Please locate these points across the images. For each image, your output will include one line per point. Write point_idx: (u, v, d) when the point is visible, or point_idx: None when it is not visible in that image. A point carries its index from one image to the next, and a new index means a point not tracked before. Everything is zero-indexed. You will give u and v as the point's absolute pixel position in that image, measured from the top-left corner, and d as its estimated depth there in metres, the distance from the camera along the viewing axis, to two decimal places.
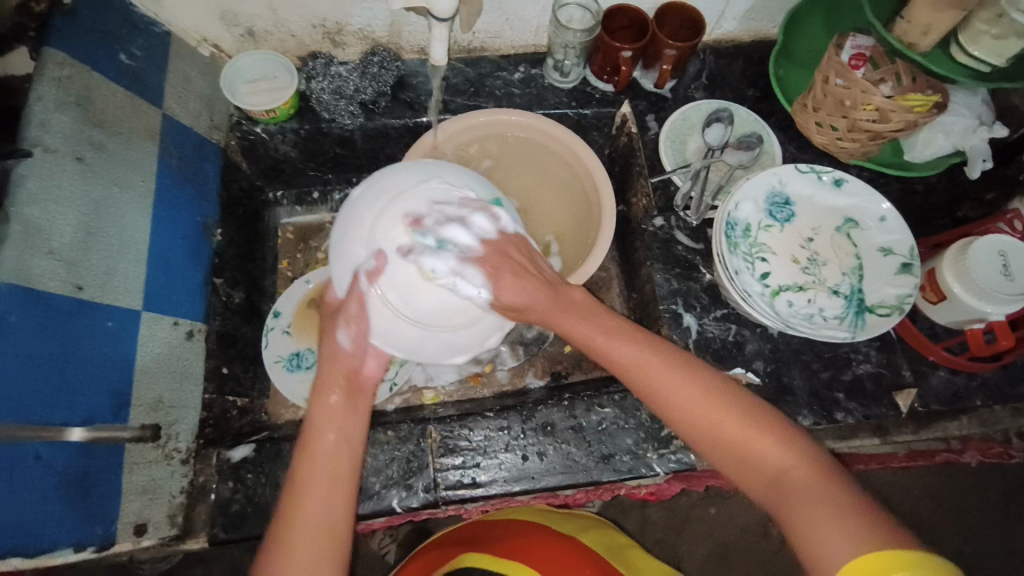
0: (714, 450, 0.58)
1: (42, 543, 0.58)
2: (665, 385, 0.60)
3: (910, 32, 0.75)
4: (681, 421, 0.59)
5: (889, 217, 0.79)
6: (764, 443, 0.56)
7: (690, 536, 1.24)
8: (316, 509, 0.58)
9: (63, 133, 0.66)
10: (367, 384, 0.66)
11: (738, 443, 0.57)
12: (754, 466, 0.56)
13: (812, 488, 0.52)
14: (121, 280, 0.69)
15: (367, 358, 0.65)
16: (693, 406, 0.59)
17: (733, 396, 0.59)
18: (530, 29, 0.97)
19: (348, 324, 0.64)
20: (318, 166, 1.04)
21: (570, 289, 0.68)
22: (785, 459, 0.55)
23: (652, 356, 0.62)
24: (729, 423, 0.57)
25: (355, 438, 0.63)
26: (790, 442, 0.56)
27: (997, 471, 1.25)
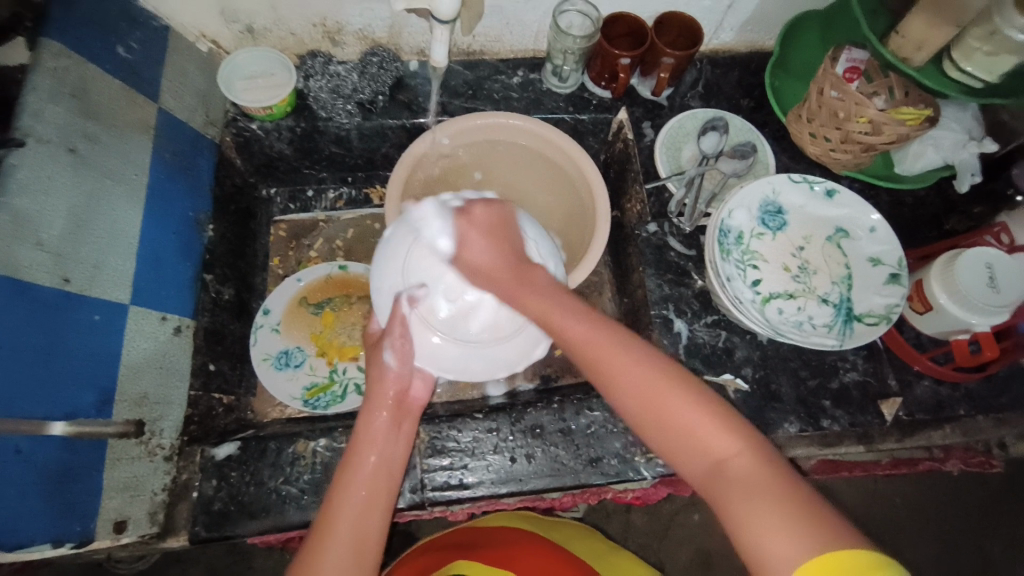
0: (661, 433, 0.56)
1: (18, 539, 0.57)
2: (614, 363, 0.58)
3: (904, 46, 0.76)
4: (633, 403, 0.57)
5: (878, 228, 0.80)
6: (711, 431, 0.54)
7: (676, 543, 1.24)
8: (352, 521, 0.62)
9: (56, 123, 0.66)
10: (414, 405, 0.70)
11: (686, 428, 0.55)
12: (699, 453, 0.54)
13: (755, 480, 0.51)
14: (110, 273, 0.68)
15: (415, 378, 0.70)
16: (648, 385, 0.57)
17: (684, 379, 0.57)
18: (530, 34, 0.98)
19: (392, 345, 0.68)
20: (313, 164, 1.04)
21: (533, 270, 0.65)
22: (731, 447, 0.53)
23: (608, 335, 0.60)
24: (674, 404, 0.56)
25: (395, 460, 0.67)
26: (738, 431, 0.54)
27: (979, 482, 1.26)
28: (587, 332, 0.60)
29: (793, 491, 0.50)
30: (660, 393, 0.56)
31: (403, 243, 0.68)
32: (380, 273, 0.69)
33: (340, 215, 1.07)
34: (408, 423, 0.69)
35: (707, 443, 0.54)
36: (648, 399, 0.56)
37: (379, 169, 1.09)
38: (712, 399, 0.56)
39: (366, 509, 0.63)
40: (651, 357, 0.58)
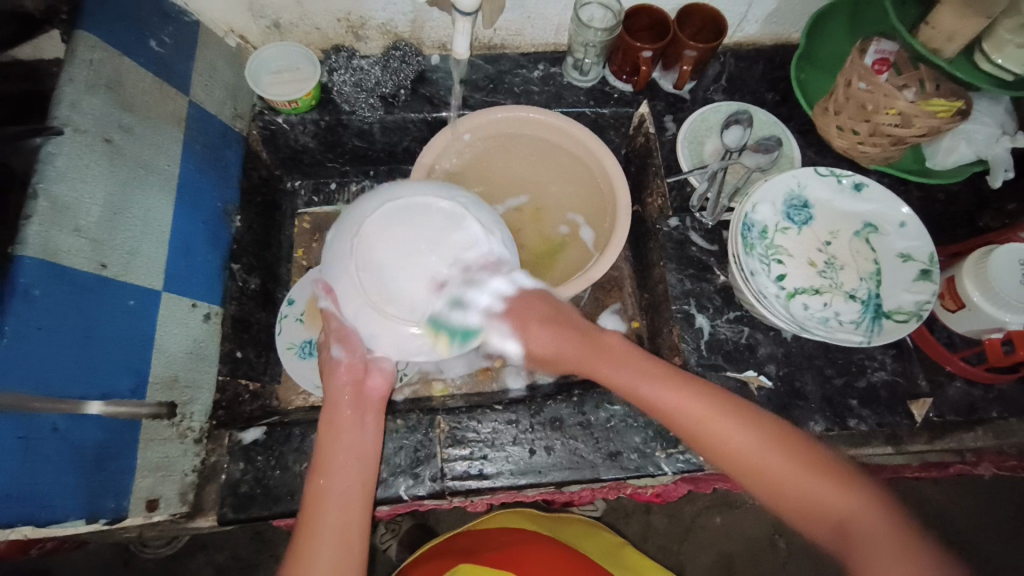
0: (780, 502, 0.57)
1: (52, 514, 0.58)
2: (715, 429, 0.60)
3: (934, 37, 0.74)
4: (744, 471, 0.59)
5: (909, 223, 0.78)
6: (830, 493, 0.56)
7: (695, 544, 1.23)
8: (334, 517, 0.61)
9: (93, 114, 0.68)
10: (376, 397, 0.69)
11: (802, 491, 0.56)
12: (823, 515, 0.55)
13: (886, 537, 0.52)
14: (143, 260, 0.70)
15: (372, 370, 0.69)
16: (752, 451, 0.59)
17: (791, 442, 0.59)
18: (551, 27, 0.98)
19: (337, 339, 0.69)
20: (336, 158, 1.06)
21: (607, 337, 0.68)
22: (850, 506, 0.55)
23: (701, 397, 0.62)
24: (786, 471, 0.57)
25: (367, 456, 0.66)
26: (851, 487, 0.56)
27: (1008, 487, 1.22)
28: (676, 393, 0.62)
29: (912, 544, 0.51)
30: (767, 457, 0.58)
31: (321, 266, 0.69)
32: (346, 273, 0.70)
33: None
34: (373, 413, 0.68)
35: (829, 506, 0.55)
36: (758, 464, 0.58)
37: (400, 163, 1.10)
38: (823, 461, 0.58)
39: (342, 509, 0.62)
40: (752, 417, 0.61)
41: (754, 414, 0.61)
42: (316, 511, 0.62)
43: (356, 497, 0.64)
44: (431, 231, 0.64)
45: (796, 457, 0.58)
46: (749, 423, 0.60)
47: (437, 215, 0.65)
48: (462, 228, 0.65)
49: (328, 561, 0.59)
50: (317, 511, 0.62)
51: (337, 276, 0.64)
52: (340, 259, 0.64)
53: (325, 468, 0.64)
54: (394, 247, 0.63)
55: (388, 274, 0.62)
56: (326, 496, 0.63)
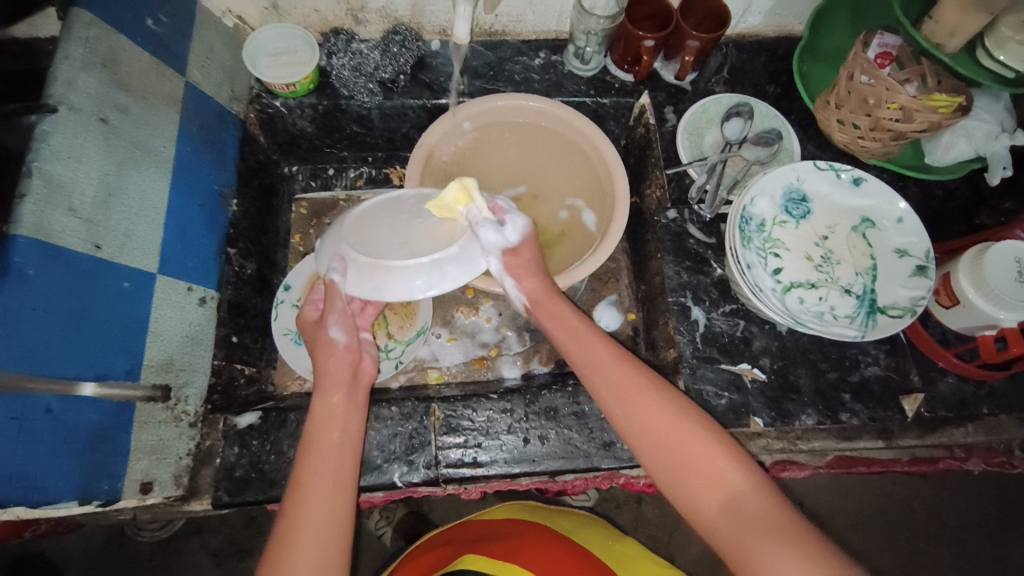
0: (675, 473, 0.60)
1: (44, 495, 0.58)
2: (633, 395, 0.65)
3: (937, 32, 0.74)
4: (647, 441, 0.62)
5: (906, 219, 0.78)
6: (728, 470, 0.59)
7: (685, 535, 1.24)
8: (319, 503, 0.61)
9: (88, 93, 0.67)
10: (367, 380, 0.71)
11: (703, 465, 0.59)
12: (714, 490, 0.58)
13: (766, 518, 0.55)
14: (139, 242, 0.70)
15: (363, 354, 0.73)
16: (660, 423, 0.62)
17: (704, 423, 0.62)
18: (553, 14, 0.97)
19: (337, 318, 0.70)
20: (334, 143, 1.05)
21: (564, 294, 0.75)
22: (742, 485, 0.57)
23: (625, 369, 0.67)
24: (690, 443, 0.61)
25: (353, 439, 0.66)
26: (749, 470, 0.59)
27: (995, 483, 1.24)
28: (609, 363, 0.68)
29: (799, 526, 0.54)
30: (676, 428, 0.62)
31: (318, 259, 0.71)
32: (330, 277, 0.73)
33: (360, 194, 1.08)
34: (363, 395, 0.70)
35: (723, 481, 0.58)
36: (663, 434, 0.62)
37: (399, 150, 1.10)
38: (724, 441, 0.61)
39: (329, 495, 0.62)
40: (669, 396, 0.65)
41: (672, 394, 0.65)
42: (304, 491, 0.61)
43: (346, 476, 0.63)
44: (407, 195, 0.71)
45: (701, 432, 0.61)
46: (666, 401, 0.64)
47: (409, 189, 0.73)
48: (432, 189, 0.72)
49: (315, 536, 0.59)
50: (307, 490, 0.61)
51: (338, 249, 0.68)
52: (333, 244, 0.69)
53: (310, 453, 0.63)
54: (380, 216, 0.69)
55: (380, 235, 0.67)
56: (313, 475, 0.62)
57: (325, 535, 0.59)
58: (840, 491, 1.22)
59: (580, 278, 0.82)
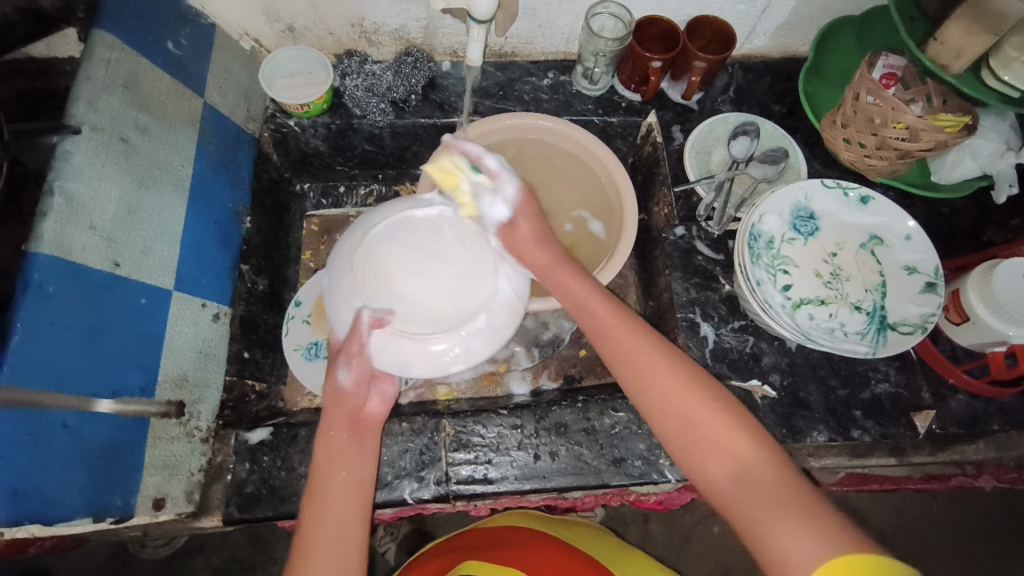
0: (689, 445, 0.61)
1: (58, 513, 0.58)
2: (648, 364, 0.65)
3: (942, 53, 0.75)
4: (661, 410, 0.63)
5: (914, 236, 0.78)
6: (743, 442, 0.59)
7: (693, 553, 1.23)
8: (332, 535, 0.63)
9: (109, 113, 0.69)
10: (372, 421, 0.71)
11: (718, 437, 0.60)
12: (728, 461, 0.59)
13: (778, 492, 0.55)
14: (156, 259, 0.71)
15: (371, 395, 0.71)
16: (675, 392, 0.62)
17: (719, 394, 0.63)
18: (562, 36, 0.99)
19: (348, 364, 0.68)
20: (346, 161, 1.07)
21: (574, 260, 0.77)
22: (756, 457, 0.58)
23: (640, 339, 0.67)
24: (701, 414, 0.61)
25: (365, 474, 0.67)
26: (763, 445, 0.59)
27: (1008, 503, 1.22)
28: (624, 329, 0.68)
29: (812, 500, 0.54)
30: (691, 399, 0.62)
31: (335, 292, 0.69)
32: (334, 301, 0.70)
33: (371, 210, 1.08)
34: (369, 438, 0.69)
35: (737, 453, 0.59)
36: (679, 405, 0.62)
37: (409, 168, 1.11)
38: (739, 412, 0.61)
39: (342, 528, 0.63)
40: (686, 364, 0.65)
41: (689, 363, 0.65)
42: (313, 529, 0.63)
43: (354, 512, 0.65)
44: (430, 246, 0.69)
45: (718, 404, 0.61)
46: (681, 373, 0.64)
47: (431, 233, 0.70)
48: (457, 236, 0.70)
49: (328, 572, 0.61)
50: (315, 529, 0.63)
51: (365, 300, 0.67)
52: (347, 297, 0.68)
53: (321, 490, 0.65)
54: (400, 270, 0.68)
55: (399, 296, 0.67)
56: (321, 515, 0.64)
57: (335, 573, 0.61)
58: (849, 509, 1.21)
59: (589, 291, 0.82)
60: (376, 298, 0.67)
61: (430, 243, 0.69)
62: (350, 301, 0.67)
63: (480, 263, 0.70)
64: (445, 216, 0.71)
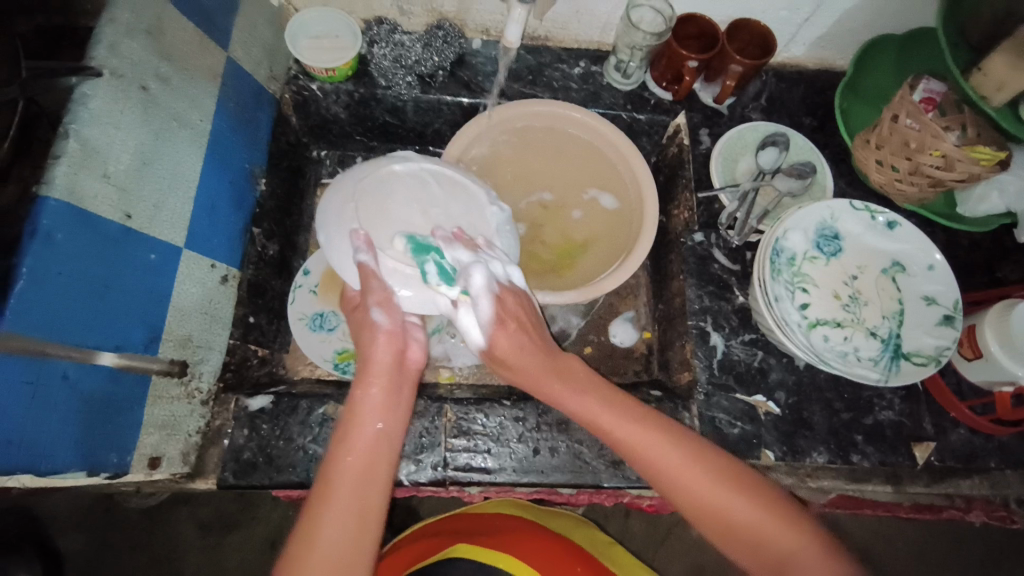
0: (739, 545, 0.58)
1: (52, 466, 0.56)
2: (669, 467, 0.61)
3: (984, 84, 0.74)
4: (686, 503, 0.60)
5: (937, 267, 0.78)
6: (798, 543, 0.56)
7: (670, 552, 1.24)
8: (336, 526, 0.57)
9: (132, 59, 0.65)
10: (411, 365, 0.69)
11: (750, 528, 0.57)
12: (763, 549, 0.56)
13: (821, 575, 0.53)
14: (168, 214, 0.69)
15: (410, 340, 0.70)
16: (698, 486, 0.60)
17: (762, 490, 0.60)
18: (598, 25, 0.96)
19: (380, 304, 0.67)
20: (365, 131, 1.05)
21: (569, 360, 0.70)
22: (792, 540, 0.56)
23: (668, 441, 0.62)
24: (741, 508, 0.58)
25: (393, 451, 0.64)
26: (815, 539, 0.56)
27: (979, 531, 1.24)
28: (638, 433, 0.63)
29: None
30: (727, 496, 0.59)
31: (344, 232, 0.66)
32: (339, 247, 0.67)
33: None
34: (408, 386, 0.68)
35: (790, 555, 0.55)
36: (714, 504, 0.59)
37: (429, 144, 1.09)
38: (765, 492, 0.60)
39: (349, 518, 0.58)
40: (721, 463, 0.61)
41: (724, 459, 0.62)
42: (329, 490, 0.59)
43: (374, 484, 0.61)
44: (419, 196, 0.68)
45: (759, 497, 0.59)
46: (711, 469, 0.60)
47: (417, 183, 0.69)
48: (443, 187, 0.70)
49: (336, 544, 0.56)
50: (334, 490, 0.59)
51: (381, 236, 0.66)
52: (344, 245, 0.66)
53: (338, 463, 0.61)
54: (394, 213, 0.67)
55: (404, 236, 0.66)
56: (339, 479, 0.60)
57: (348, 545, 0.56)
58: (827, 524, 1.22)
59: (607, 289, 0.82)
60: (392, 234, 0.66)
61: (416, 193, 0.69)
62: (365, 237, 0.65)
63: (473, 199, 0.71)
64: (426, 170, 0.70)
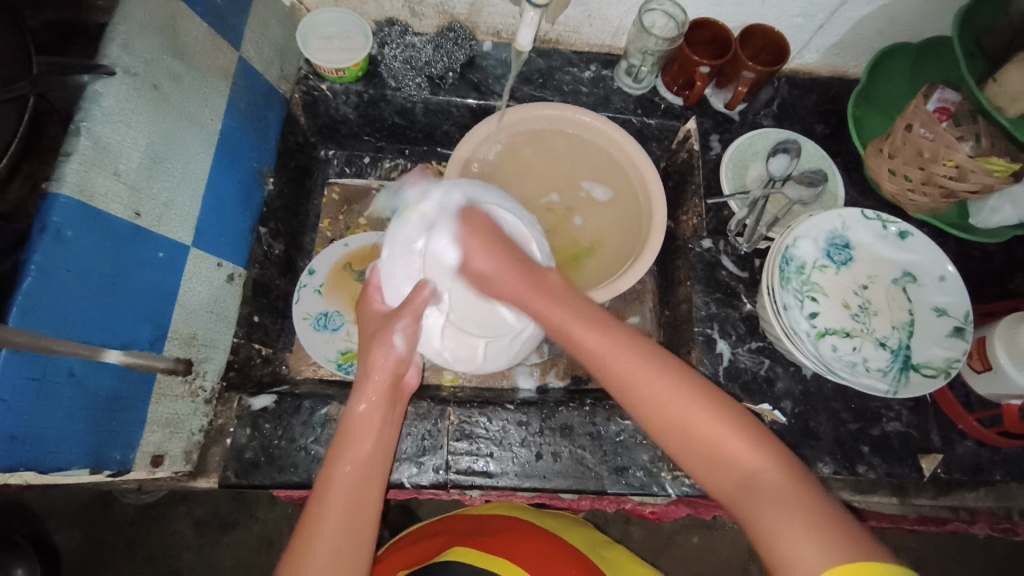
0: (688, 452, 0.56)
1: (57, 462, 0.56)
2: (629, 370, 0.59)
3: (998, 95, 0.72)
4: (645, 408, 0.58)
5: (949, 278, 0.77)
6: (745, 449, 0.54)
7: (669, 560, 1.23)
8: (337, 523, 0.59)
9: (143, 57, 0.65)
10: (406, 391, 0.70)
11: (701, 433, 0.55)
12: (729, 467, 0.54)
13: (783, 496, 0.50)
14: (177, 212, 0.69)
15: (410, 367, 0.70)
16: (668, 401, 0.57)
17: (714, 398, 0.57)
18: (610, 29, 0.96)
19: (404, 329, 0.67)
20: (373, 132, 1.05)
21: (544, 270, 0.68)
22: (760, 461, 0.53)
23: (623, 347, 0.60)
24: (689, 413, 0.56)
25: (385, 454, 0.65)
26: (763, 445, 0.54)
27: (983, 545, 1.23)
28: (609, 346, 0.61)
29: (812, 499, 0.49)
30: (676, 403, 0.57)
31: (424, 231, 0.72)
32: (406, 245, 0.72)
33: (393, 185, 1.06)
34: (400, 407, 0.68)
35: (736, 457, 0.54)
36: (666, 408, 0.57)
37: (437, 145, 1.09)
38: (740, 413, 0.56)
39: (346, 523, 0.59)
40: (674, 370, 0.59)
41: (675, 367, 0.59)
42: (326, 496, 0.60)
43: (370, 490, 0.62)
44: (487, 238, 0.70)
45: (710, 406, 0.56)
46: (668, 378, 0.58)
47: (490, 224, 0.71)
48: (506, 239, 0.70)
49: (331, 548, 0.58)
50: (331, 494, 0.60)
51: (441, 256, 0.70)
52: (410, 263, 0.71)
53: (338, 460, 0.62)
54: (455, 251, 0.70)
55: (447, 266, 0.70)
56: (335, 483, 0.61)
57: (345, 535, 0.59)
58: None
59: (635, 279, 0.82)
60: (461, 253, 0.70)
61: (497, 239, 0.70)
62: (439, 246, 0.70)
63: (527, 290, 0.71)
64: (502, 215, 0.72)
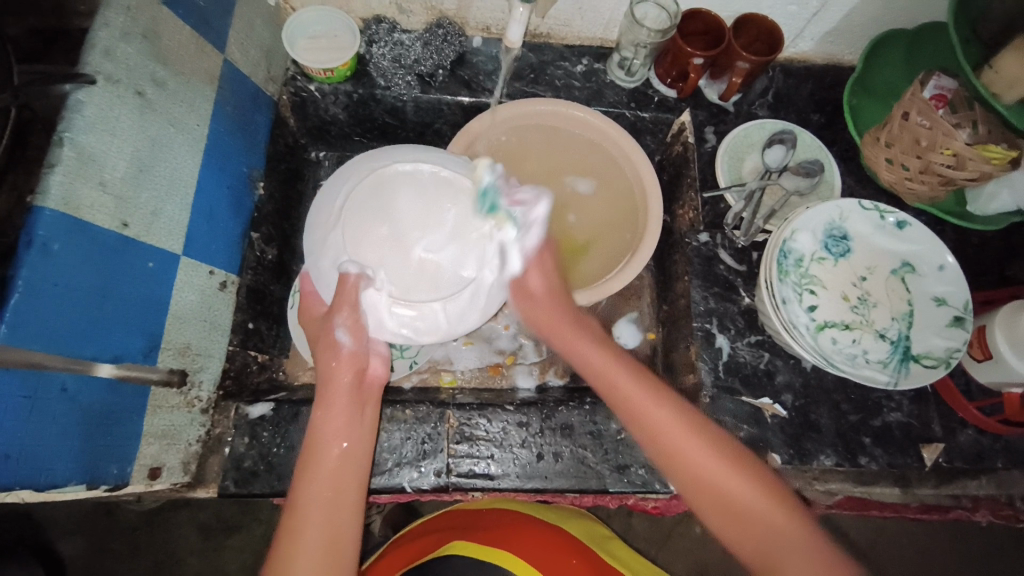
0: (716, 510, 0.60)
1: (52, 479, 0.56)
2: (661, 424, 0.65)
3: (995, 82, 0.71)
4: (674, 468, 0.63)
5: (947, 267, 0.76)
6: (770, 508, 0.58)
7: (673, 552, 1.23)
8: (316, 535, 0.59)
9: (127, 64, 0.64)
10: (375, 382, 0.70)
11: (730, 492, 0.60)
12: (758, 526, 0.58)
13: (805, 553, 0.55)
14: (166, 221, 0.68)
15: (371, 358, 0.69)
16: (702, 463, 0.62)
17: (738, 458, 0.62)
18: (601, 22, 0.94)
19: (345, 323, 0.63)
20: (364, 132, 1.04)
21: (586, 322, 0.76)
22: (782, 520, 0.58)
23: (659, 402, 0.67)
24: (717, 470, 0.61)
25: (359, 460, 0.65)
26: (785, 505, 0.59)
27: (983, 529, 1.23)
28: (646, 400, 0.67)
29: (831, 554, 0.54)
30: (707, 462, 0.62)
31: (334, 216, 0.62)
32: (323, 240, 0.62)
33: None
34: (371, 404, 0.69)
35: (760, 516, 0.58)
36: (697, 467, 0.62)
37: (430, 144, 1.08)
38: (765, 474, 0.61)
39: (325, 532, 0.60)
40: (701, 429, 0.65)
41: (703, 425, 0.65)
42: (303, 508, 0.60)
43: (346, 499, 0.63)
44: (417, 199, 0.61)
45: (737, 466, 0.61)
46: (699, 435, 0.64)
47: (413, 184, 0.62)
48: (441, 193, 0.61)
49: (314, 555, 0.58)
50: (307, 504, 0.61)
51: (358, 241, 0.60)
52: (329, 252, 0.61)
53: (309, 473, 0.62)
54: (378, 227, 0.60)
55: (366, 246, 0.60)
56: (309, 494, 0.61)
57: (327, 546, 0.59)
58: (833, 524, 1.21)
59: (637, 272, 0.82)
60: (383, 228, 0.60)
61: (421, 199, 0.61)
62: (354, 229, 0.60)
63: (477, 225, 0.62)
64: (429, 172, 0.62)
